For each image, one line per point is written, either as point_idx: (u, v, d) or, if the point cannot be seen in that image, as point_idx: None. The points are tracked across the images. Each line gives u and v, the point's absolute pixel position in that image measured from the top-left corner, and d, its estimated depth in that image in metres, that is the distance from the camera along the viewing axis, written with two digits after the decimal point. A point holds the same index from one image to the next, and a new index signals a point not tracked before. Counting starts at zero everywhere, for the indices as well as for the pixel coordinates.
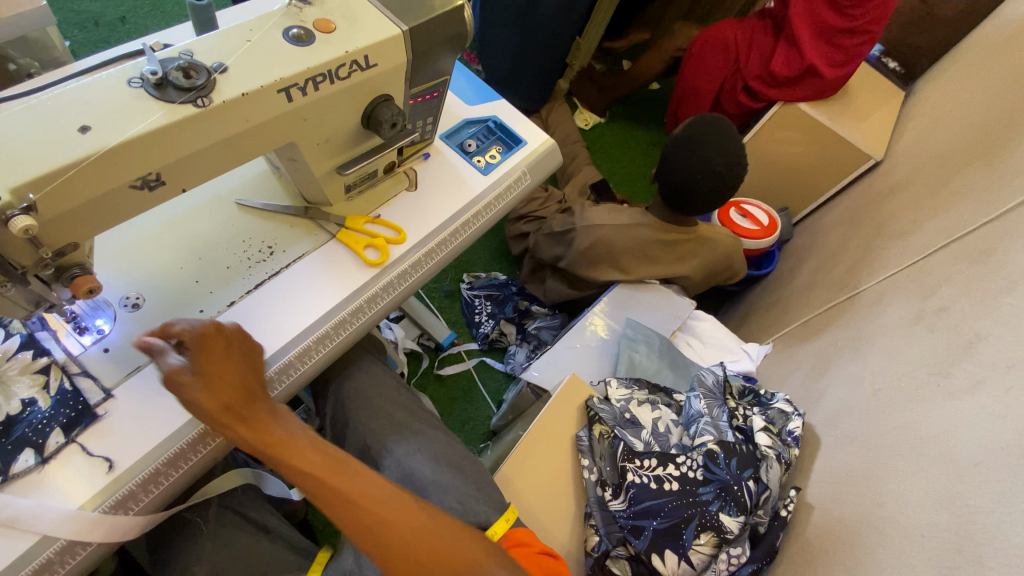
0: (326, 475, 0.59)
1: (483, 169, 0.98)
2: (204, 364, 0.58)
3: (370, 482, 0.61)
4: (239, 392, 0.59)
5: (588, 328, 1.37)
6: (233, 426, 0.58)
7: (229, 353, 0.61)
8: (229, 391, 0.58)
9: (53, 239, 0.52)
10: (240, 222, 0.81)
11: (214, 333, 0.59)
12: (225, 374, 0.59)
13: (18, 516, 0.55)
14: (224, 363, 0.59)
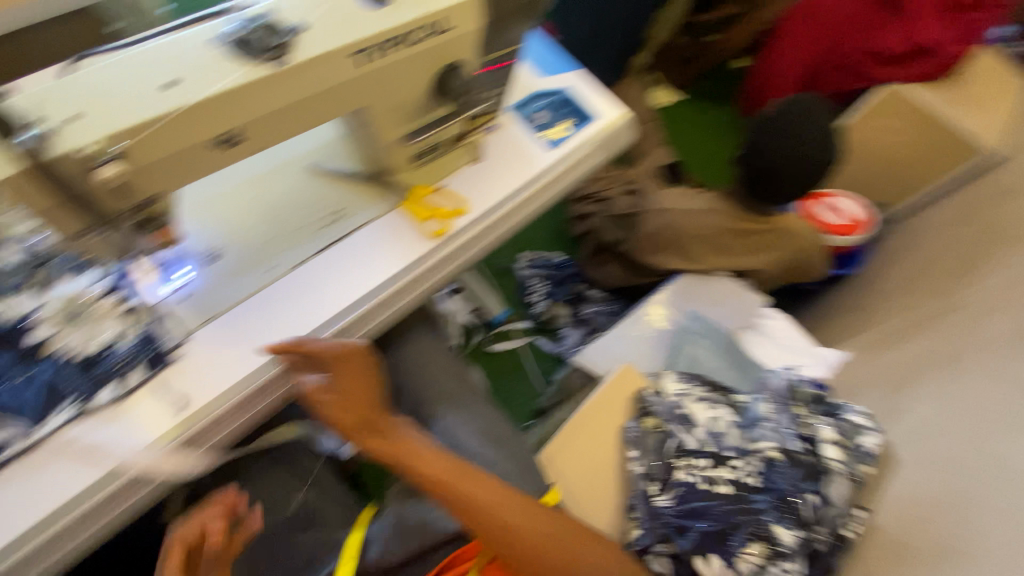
0: (449, 478, 0.68)
1: (550, 143, 0.94)
2: (340, 379, 0.68)
3: (487, 489, 0.68)
4: (367, 407, 0.70)
5: (645, 318, 1.34)
6: (369, 437, 0.69)
7: (358, 372, 0.70)
8: (360, 407, 0.69)
9: (140, 189, 0.54)
10: (311, 185, 0.83)
11: (345, 352, 0.68)
12: (357, 390, 0.69)
13: (99, 444, 0.61)
14: (355, 381, 0.69)
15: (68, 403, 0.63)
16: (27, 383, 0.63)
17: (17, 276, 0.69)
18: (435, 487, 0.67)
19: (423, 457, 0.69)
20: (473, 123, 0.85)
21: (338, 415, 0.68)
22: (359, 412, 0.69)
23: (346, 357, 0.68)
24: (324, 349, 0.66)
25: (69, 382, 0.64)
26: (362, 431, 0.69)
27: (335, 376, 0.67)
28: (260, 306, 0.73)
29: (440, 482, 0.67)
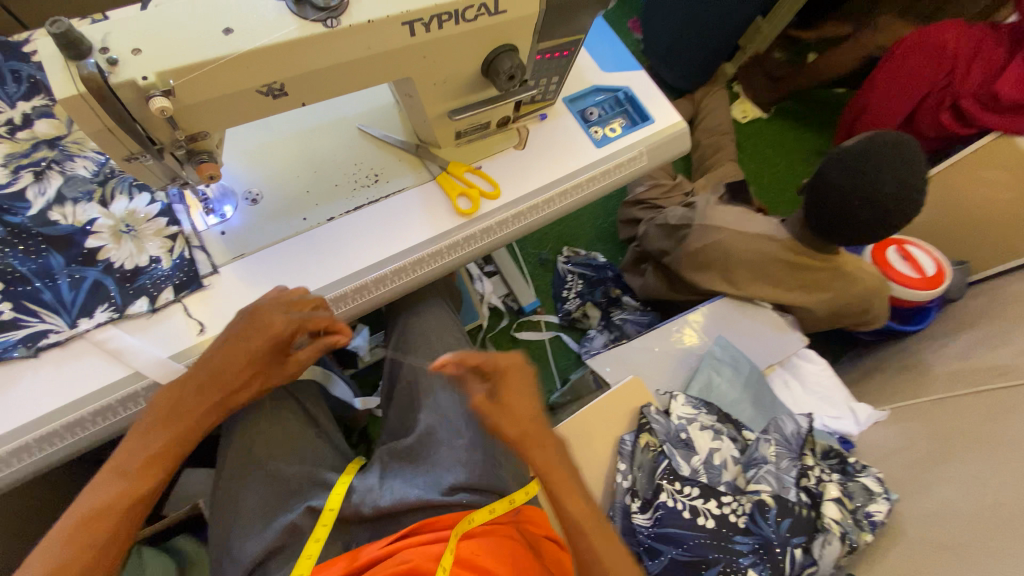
0: (597, 542, 0.65)
1: (597, 141, 0.93)
2: (507, 387, 0.67)
3: (623, 561, 0.66)
4: (534, 424, 0.67)
5: (674, 334, 1.29)
6: (532, 456, 0.67)
7: (522, 382, 0.68)
8: (522, 426, 0.66)
9: (188, 124, 0.58)
10: (357, 146, 0.86)
11: (517, 364, 0.68)
12: (521, 405, 0.67)
13: (123, 350, 0.67)
14: (518, 393, 0.67)
15: (104, 307, 0.69)
16: (73, 283, 0.69)
17: (85, 186, 0.75)
18: (576, 535, 0.66)
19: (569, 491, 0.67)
20: (519, 111, 0.88)
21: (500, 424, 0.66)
22: (527, 427, 0.67)
23: (513, 368, 0.68)
24: (500, 358, 0.68)
25: (109, 289, 0.70)
26: (524, 446, 0.67)
27: (502, 384, 0.67)
28: (288, 252, 0.77)
29: (590, 545, 0.65)
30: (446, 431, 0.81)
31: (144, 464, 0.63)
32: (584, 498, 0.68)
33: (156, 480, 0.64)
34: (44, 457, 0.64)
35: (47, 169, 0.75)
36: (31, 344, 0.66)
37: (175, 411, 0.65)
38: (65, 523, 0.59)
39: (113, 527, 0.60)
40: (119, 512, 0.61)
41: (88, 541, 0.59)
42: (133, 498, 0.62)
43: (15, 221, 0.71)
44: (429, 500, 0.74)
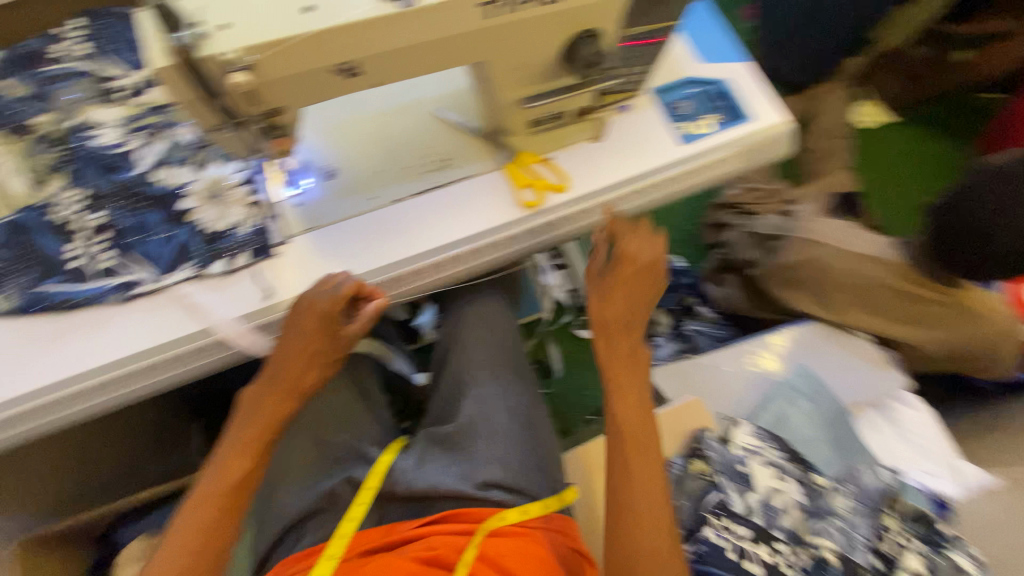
0: (633, 441, 0.70)
1: (682, 138, 0.86)
2: (626, 275, 0.75)
3: (648, 473, 0.69)
4: (634, 317, 0.76)
5: (749, 355, 1.17)
6: (615, 339, 0.75)
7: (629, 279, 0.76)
8: (615, 309, 0.75)
9: (265, 100, 0.60)
10: (430, 129, 0.86)
11: (651, 264, 0.76)
12: (631, 295, 0.75)
13: (200, 306, 0.73)
14: (622, 284, 0.75)
15: (188, 264, 0.75)
16: (165, 240, 0.76)
17: (184, 150, 0.82)
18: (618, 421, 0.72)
19: (632, 389, 0.74)
20: (599, 100, 0.80)
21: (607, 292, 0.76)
22: (614, 316, 0.75)
23: (636, 261, 0.76)
24: (644, 252, 0.76)
25: (193, 248, 0.76)
26: (608, 328, 0.75)
27: (623, 268, 0.75)
28: (354, 229, 0.79)
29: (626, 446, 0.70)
30: (486, 425, 0.79)
31: (236, 453, 0.67)
32: (642, 407, 0.73)
33: (251, 463, 0.66)
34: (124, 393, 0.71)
35: (155, 133, 0.83)
36: (125, 291, 0.73)
37: (256, 406, 0.69)
38: (183, 519, 0.63)
39: (219, 513, 0.63)
40: (221, 498, 0.64)
41: (198, 526, 0.62)
42: (229, 486, 0.65)
43: (124, 178, 0.79)
44: (460, 491, 0.73)
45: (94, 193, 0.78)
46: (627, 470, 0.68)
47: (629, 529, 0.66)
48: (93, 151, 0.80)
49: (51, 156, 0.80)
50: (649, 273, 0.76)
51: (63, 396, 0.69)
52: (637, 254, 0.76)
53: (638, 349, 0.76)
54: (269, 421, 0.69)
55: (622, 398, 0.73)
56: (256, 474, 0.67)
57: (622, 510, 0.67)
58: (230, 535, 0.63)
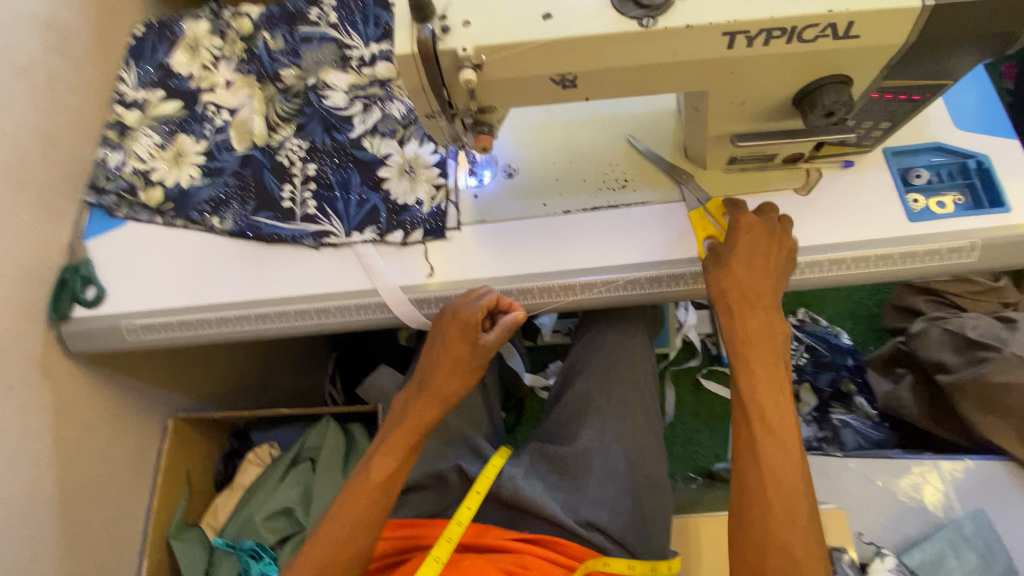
0: (752, 420, 0.64)
1: (912, 213, 0.73)
2: (753, 244, 0.69)
3: (778, 454, 0.62)
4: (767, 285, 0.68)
5: (910, 475, 0.99)
6: (741, 313, 0.68)
7: (755, 243, 0.69)
8: (734, 284, 0.68)
9: (483, 97, 0.62)
10: (620, 147, 0.83)
11: (776, 235, 0.70)
12: (755, 261, 0.69)
13: (373, 269, 0.79)
14: (745, 251, 0.69)
15: (372, 228, 0.82)
16: (359, 202, 0.84)
17: (393, 124, 0.89)
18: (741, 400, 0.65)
19: (764, 366, 0.66)
20: (818, 150, 0.73)
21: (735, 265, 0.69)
22: (750, 288, 0.68)
23: (748, 230, 0.70)
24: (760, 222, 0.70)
25: (379, 214, 0.82)
26: (737, 300, 0.68)
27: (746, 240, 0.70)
28: (521, 231, 0.80)
29: (745, 430, 0.64)
30: (599, 461, 0.76)
31: (380, 453, 0.70)
32: (775, 383, 0.65)
33: (394, 464, 0.69)
34: (296, 326, 0.80)
35: (373, 103, 0.91)
36: (318, 238, 0.82)
37: (403, 413, 0.72)
38: (335, 511, 0.67)
39: (363, 509, 0.66)
40: (366, 496, 0.67)
41: (345, 519, 0.66)
42: (373, 485, 0.68)
43: (339, 138, 0.88)
44: (562, 520, 0.72)
45: (314, 146, 0.88)
46: (761, 457, 0.62)
47: (767, 518, 0.59)
48: (321, 109, 0.91)
49: (288, 106, 0.92)
50: (777, 241, 0.70)
51: (254, 315, 0.80)
52: (757, 231, 0.70)
53: (771, 319, 0.68)
54: (412, 427, 0.71)
55: (753, 376, 0.66)
56: (398, 477, 0.69)
57: (759, 494, 0.60)
58: (371, 533, 0.66)
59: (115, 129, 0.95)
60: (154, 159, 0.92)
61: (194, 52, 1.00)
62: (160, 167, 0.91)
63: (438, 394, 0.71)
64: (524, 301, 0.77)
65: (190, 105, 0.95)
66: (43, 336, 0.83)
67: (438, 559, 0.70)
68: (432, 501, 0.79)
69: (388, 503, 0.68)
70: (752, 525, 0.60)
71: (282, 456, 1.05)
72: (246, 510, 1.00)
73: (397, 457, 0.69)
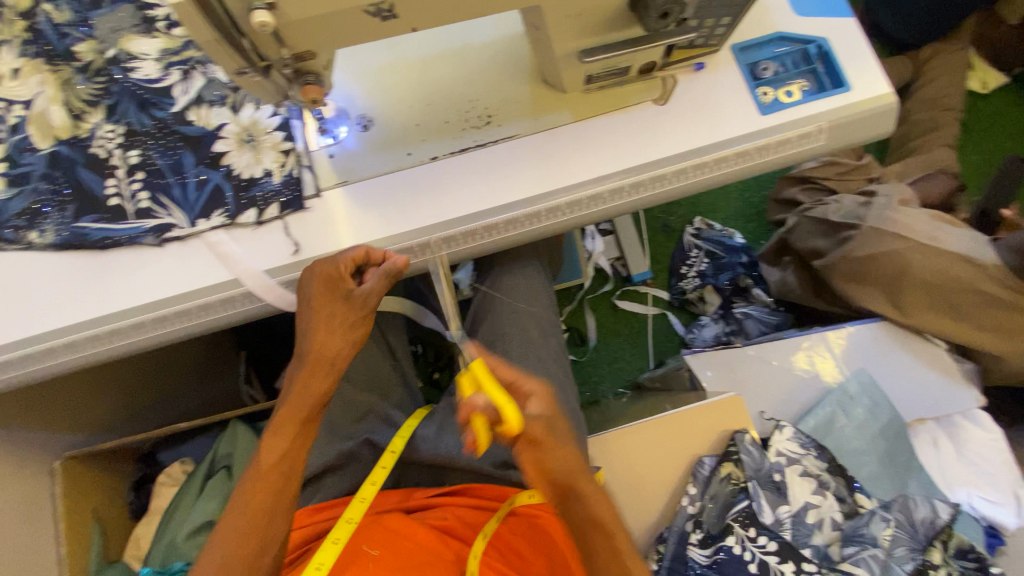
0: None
1: (764, 106, 0.74)
2: (559, 438, 0.65)
3: None
4: (580, 477, 0.65)
5: (802, 350, 1.09)
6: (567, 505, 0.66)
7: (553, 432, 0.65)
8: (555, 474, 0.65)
9: (296, 40, 0.55)
10: (477, 81, 0.78)
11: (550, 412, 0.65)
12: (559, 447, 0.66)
13: (229, 255, 0.72)
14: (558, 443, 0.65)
15: (220, 212, 0.73)
16: (198, 184, 0.74)
17: (221, 90, 0.78)
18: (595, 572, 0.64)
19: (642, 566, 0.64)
20: (670, 56, 0.72)
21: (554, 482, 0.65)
22: (598, 509, 0.65)
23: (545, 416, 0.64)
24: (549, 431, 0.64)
25: (226, 195, 0.74)
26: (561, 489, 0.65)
27: (551, 457, 0.64)
28: (387, 187, 0.75)
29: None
30: None
31: (270, 436, 0.70)
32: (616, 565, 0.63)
33: (286, 442, 0.69)
34: (159, 334, 0.73)
35: (193, 68, 0.79)
36: (159, 234, 0.73)
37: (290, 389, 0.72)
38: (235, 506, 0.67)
39: (263, 496, 0.67)
40: (266, 482, 0.68)
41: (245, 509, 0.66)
42: (269, 468, 0.69)
43: (160, 116, 0.77)
44: (480, 469, 0.73)
45: (132, 130, 0.77)
46: None
47: None
48: (130, 84, 0.78)
49: (90, 87, 0.79)
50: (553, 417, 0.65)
51: (107, 331, 0.72)
52: (543, 415, 0.64)
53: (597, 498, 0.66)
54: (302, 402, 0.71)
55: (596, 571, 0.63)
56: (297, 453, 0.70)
57: None
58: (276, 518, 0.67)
59: None
60: None
61: None
62: None
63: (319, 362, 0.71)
64: (406, 261, 0.74)
65: None
66: None
67: (350, 520, 0.69)
68: (350, 479, 0.77)
69: (290, 483, 0.69)
70: None
71: (197, 469, 0.99)
72: (167, 535, 0.93)
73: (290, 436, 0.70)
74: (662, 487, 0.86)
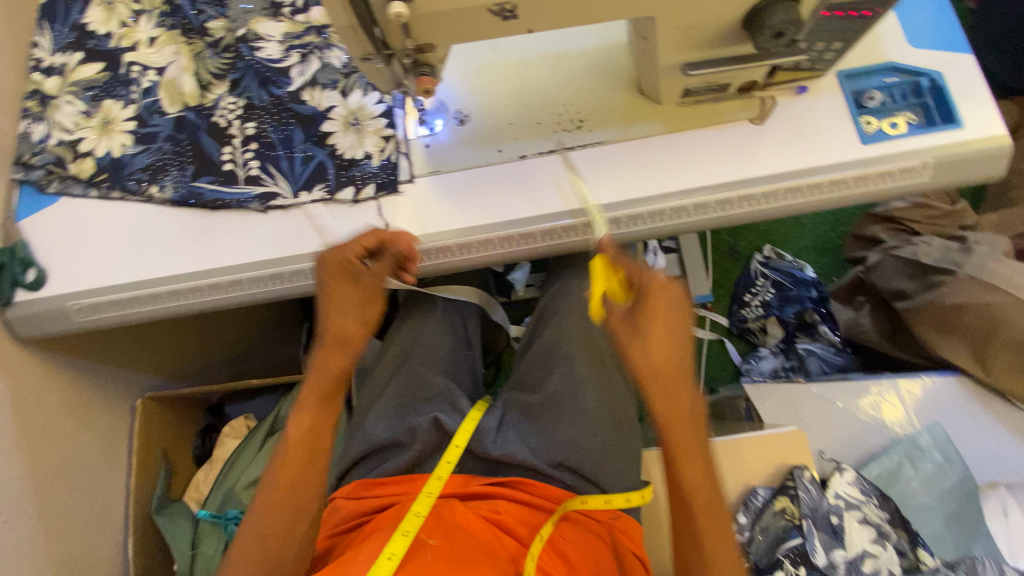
0: None
1: (865, 136, 0.72)
2: (664, 331, 0.58)
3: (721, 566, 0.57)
4: (677, 377, 0.58)
5: (870, 395, 1.04)
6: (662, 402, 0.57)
7: (656, 319, 0.58)
8: (659, 366, 0.57)
9: (420, 33, 0.59)
10: (572, 86, 0.80)
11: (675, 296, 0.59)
12: (658, 340, 0.57)
13: (326, 229, 0.77)
14: (658, 331, 0.58)
15: (320, 186, 0.79)
16: (304, 159, 0.80)
17: (333, 74, 0.84)
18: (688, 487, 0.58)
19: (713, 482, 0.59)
20: (772, 76, 0.72)
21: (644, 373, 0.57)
22: (673, 409, 0.58)
23: (663, 295, 0.59)
24: (647, 322, 0.58)
25: (327, 171, 0.79)
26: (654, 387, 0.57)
27: (648, 352, 0.57)
28: (475, 179, 0.78)
29: None
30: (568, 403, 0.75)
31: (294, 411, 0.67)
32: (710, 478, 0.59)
33: (312, 416, 0.67)
34: (252, 293, 0.79)
35: (311, 52, 0.85)
36: (264, 201, 0.79)
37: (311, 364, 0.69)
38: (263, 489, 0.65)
39: (288, 473, 0.64)
40: (292, 459, 0.65)
41: (275, 489, 0.64)
42: (294, 443, 0.65)
43: (277, 93, 0.83)
44: (535, 465, 0.73)
45: (251, 104, 0.83)
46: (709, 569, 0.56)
47: None
48: (254, 62, 0.85)
49: (219, 61, 0.86)
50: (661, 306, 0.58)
51: (209, 285, 0.78)
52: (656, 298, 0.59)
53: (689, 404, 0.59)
54: (322, 377, 0.68)
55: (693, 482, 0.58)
56: (320, 425, 0.67)
57: None
58: (304, 495, 0.64)
59: (36, 99, 0.87)
60: (80, 129, 0.85)
61: (109, 7, 0.91)
62: (88, 137, 0.85)
63: (336, 338, 0.69)
64: (485, 253, 0.77)
65: (113, 67, 0.88)
66: None
67: (419, 513, 0.69)
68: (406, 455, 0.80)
69: (322, 462, 0.66)
70: None
71: (258, 428, 1.04)
72: (227, 483, 1.00)
73: (317, 412, 0.67)
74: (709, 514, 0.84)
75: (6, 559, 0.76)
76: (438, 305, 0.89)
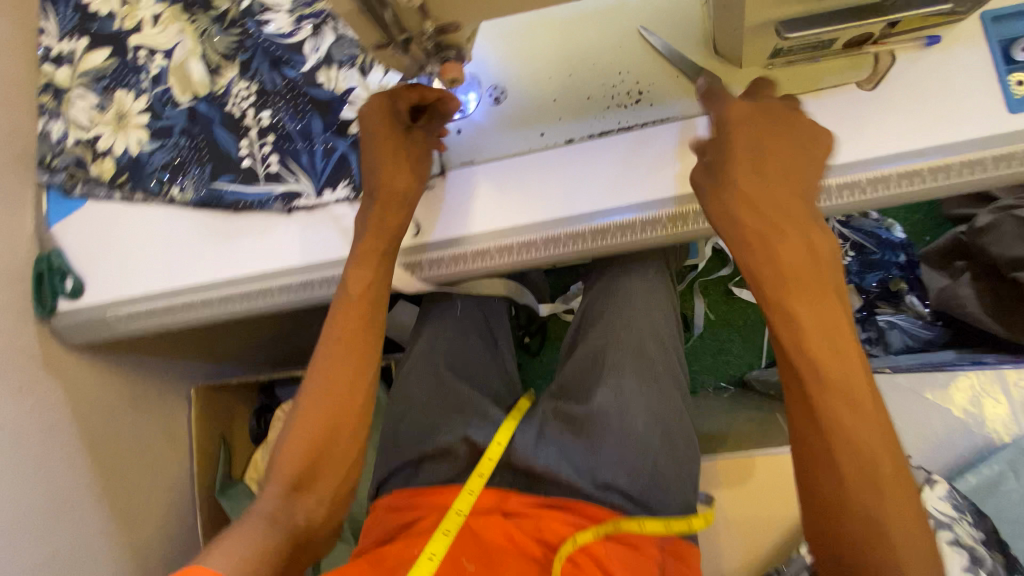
0: None
1: (1013, 104, 0.56)
2: (763, 160, 0.52)
3: (850, 417, 0.46)
4: (791, 193, 0.52)
5: (965, 390, 0.91)
6: (772, 225, 0.51)
7: (767, 139, 0.53)
8: (763, 186, 0.52)
9: (442, 12, 0.47)
10: (628, 50, 0.67)
11: (786, 116, 0.54)
12: (773, 159, 0.52)
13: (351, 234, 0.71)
14: (770, 149, 0.53)
15: (345, 182, 0.72)
16: (325, 152, 0.72)
17: (350, 49, 0.74)
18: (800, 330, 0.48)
19: (846, 337, 0.48)
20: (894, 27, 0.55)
21: (729, 211, 0.53)
22: (788, 248, 0.50)
23: (765, 115, 0.54)
24: (731, 151, 0.53)
25: (351, 165, 0.72)
26: (751, 206, 0.51)
27: (710, 198, 0.54)
28: (513, 171, 0.68)
29: None
30: (618, 423, 0.67)
31: (350, 271, 0.65)
32: (832, 321, 0.48)
33: (371, 273, 0.65)
34: (282, 300, 0.74)
35: (324, 23, 0.75)
36: (287, 201, 0.73)
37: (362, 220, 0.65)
38: (322, 365, 0.65)
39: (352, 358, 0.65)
40: (353, 349, 0.65)
41: (326, 394, 0.63)
42: (354, 299, 0.65)
43: (291, 75, 0.74)
44: (579, 487, 0.65)
45: (263, 88, 0.75)
46: (825, 425, 0.46)
47: (839, 499, 0.45)
48: (263, 40, 0.76)
49: (227, 40, 0.77)
50: (784, 128, 0.53)
51: (239, 293, 0.75)
52: (771, 118, 0.54)
53: (812, 232, 0.51)
54: (373, 234, 0.65)
55: (803, 316, 0.48)
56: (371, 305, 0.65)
57: (833, 503, 0.46)
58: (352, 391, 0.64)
59: (50, 93, 0.82)
60: (96, 125, 0.80)
61: None
62: (105, 134, 0.80)
63: (393, 194, 0.64)
64: (528, 256, 0.67)
65: (120, 52, 0.81)
66: (36, 333, 0.79)
67: (445, 532, 0.64)
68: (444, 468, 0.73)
69: (372, 351, 0.66)
70: (841, 519, 0.45)
71: None
72: None
73: (372, 275, 0.65)
74: (772, 537, 0.79)
75: (85, 551, 0.81)
76: (461, 306, 0.85)
